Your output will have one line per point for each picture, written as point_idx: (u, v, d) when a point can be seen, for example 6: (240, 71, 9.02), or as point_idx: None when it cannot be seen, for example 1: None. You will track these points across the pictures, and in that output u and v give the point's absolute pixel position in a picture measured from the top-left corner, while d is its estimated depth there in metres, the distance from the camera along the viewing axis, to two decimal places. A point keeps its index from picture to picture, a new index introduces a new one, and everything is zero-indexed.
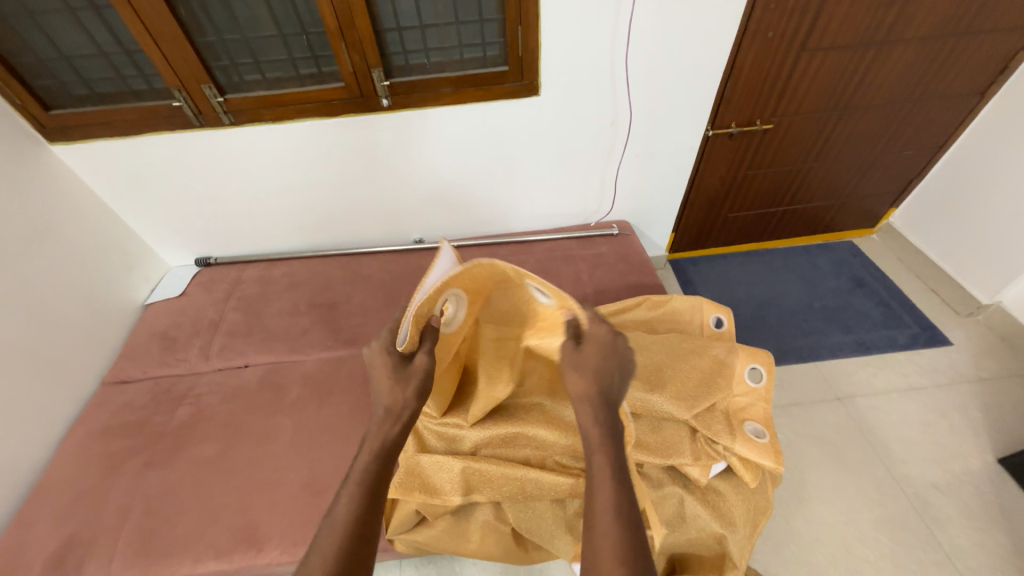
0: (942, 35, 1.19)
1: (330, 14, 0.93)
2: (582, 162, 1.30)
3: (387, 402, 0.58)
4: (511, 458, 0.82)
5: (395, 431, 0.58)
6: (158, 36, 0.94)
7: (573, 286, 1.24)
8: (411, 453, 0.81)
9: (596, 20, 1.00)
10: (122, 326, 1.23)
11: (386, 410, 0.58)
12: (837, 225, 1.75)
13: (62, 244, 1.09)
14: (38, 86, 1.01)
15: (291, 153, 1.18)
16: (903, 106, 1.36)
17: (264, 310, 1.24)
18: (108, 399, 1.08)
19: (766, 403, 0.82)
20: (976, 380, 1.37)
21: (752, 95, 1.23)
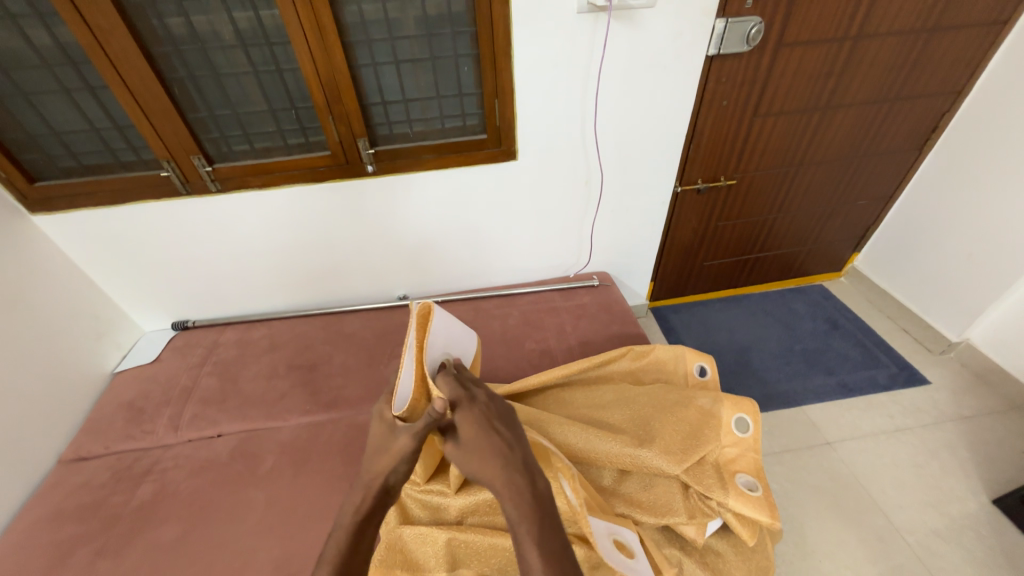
0: (876, 101, 1.33)
1: (318, 90, 1.00)
2: (560, 218, 1.36)
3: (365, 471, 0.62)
4: (499, 526, 0.78)
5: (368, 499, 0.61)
6: (150, 113, 0.98)
7: (557, 338, 1.24)
8: (393, 525, 0.78)
9: (567, 93, 1.10)
10: (87, 396, 1.18)
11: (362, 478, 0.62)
12: (807, 270, 1.83)
13: (32, 314, 1.07)
14: (25, 160, 1.02)
15: (276, 217, 1.20)
16: (852, 161, 1.48)
17: (241, 375, 1.20)
18: (63, 479, 1.01)
19: (756, 453, 0.81)
20: (958, 418, 1.38)
21: (714, 155, 1.33)
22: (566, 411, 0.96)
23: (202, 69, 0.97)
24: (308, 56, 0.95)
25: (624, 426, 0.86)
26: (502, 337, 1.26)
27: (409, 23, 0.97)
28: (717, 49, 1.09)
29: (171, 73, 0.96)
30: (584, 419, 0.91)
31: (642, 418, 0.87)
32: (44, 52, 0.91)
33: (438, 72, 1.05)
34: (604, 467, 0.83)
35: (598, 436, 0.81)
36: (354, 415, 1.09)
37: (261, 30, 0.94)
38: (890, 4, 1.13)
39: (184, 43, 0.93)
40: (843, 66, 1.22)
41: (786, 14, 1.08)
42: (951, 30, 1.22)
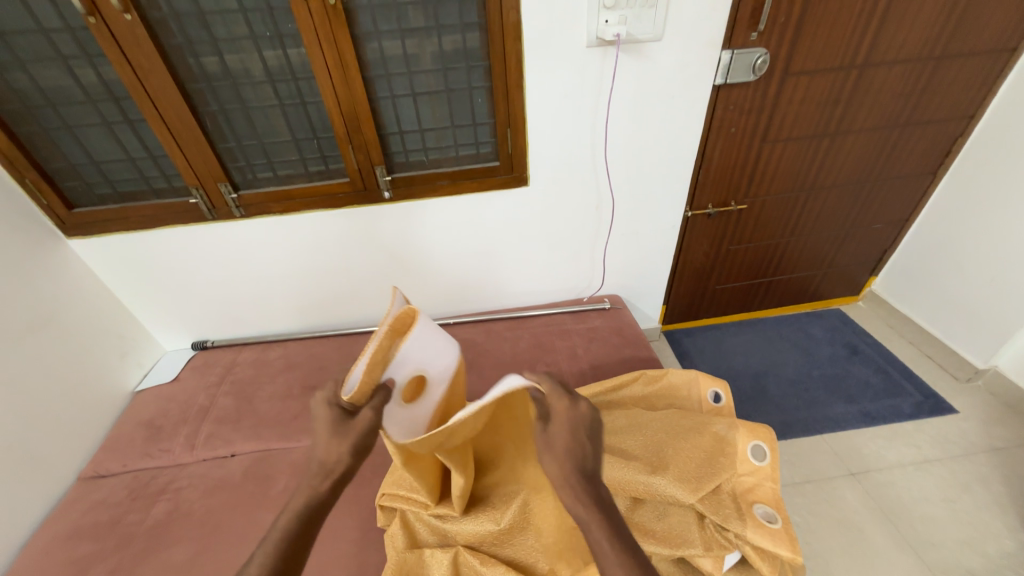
0: (885, 126, 1.34)
1: (339, 121, 1.05)
2: (571, 242, 1.38)
3: (320, 455, 0.57)
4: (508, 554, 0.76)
5: (324, 488, 0.56)
6: (183, 143, 1.04)
7: (568, 361, 1.24)
8: (400, 548, 0.76)
9: (578, 123, 1.13)
10: (109, 415, 1.21)
11: (319, 463, 0.57)
12: (823, 294, 1.80)
13: (62, 333, 1.11)
14: (65, 187, 1.09)
15: (295, 241, 1.24)
16: (864, 185, 1.48)
17: (256, 395, 1.22)
18: (80, 498, 1.02)
19: (774, 482, 0.78)
20: (991, 450, 1.32)
21: (724, 180, 1.35)
22: None
23: (232, 103, 1.03)
24: (331, 90, 1.01)
25: (636, 452, 0.84)
26: (514, 360, 1.26)
27: (426, 58, 1.02)
28: (723, 79, 1.12)
29: (204, 107, 1.02)
30: None
31: (655, 444, 0.85)
32: (90, 89, 0.98)
33: (453, 103, 1.09)
34: (616, 494, 0.80)
35: (610, 461, 0.80)
36: None
37: (288, 67, 1.00)
38: (895, 33, 1.15)
39: (217, 80, 1.00)
40: (851, 92, 1.24)
41: (791, 45, 1.11)
42: (958, 57, 1.23)
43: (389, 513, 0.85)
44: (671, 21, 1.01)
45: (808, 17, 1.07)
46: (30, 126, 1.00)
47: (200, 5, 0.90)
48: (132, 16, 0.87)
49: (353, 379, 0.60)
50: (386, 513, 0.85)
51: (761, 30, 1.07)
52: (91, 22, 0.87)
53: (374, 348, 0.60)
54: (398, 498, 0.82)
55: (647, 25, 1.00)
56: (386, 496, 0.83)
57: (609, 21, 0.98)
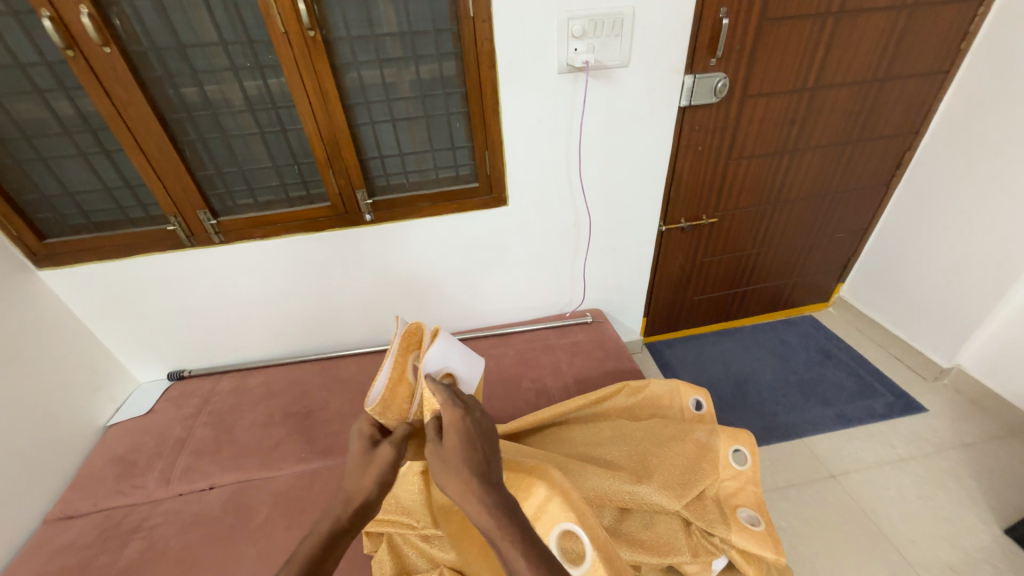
0: (840, 142, 1.43)
1: (320, 147, 1.07)
2: (552, 259, 1.41)
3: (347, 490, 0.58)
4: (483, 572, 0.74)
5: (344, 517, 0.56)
6: (161, 171, 1.04)
7: (553, 375, 1.25)
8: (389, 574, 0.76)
9: (554, 144, 1.18)
10: (78, 452, 1.15)
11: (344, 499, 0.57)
12: (795, 301, 1.87)
13: (30, 368, 1.07)
14: (37, 218, 1.07)
15: (276, 266, 1.24)
16: (825, 197, 1.56)
17: (236, 424, 1.19)
18: (47, 541, 0.97)
19: (756, 486, 0.81)
20: (960, 446, 1.38)
21: (695, 195, 1.41)
22: (563, 450, 0.94)
23: (211, 132, 1.04)
24: (312, 118, 1.03)
25: (622, 462, 0.85)
26: (500, 377, 1.26)
27: (404, 86, 1.06)
28: (688, 101, 1.19)
29: (183, 136, 1.03)
30: (583, 457, 0.89)
31: (640, 454, 0.86)
32: (66, 120, 0.98)
33: (432, 128, 1.13)
34: (604, 506, 0.80)
35: (596, 473, 0.80)
36: None
37: (269, 96, 1.02)
38: (841, 59, 1.25)
39: (197, 109, 1.01)
40: (806, 111, 1.32)
41: (748, 69, 1.19)
42: (899, 79, 1.34)
43: (376, 540, 0.84)
44: (637, 48, 1.08)
45: (761, 43, 1.15)
46: (2, 157, 0.99)
47: (179, 39, 0.92)
48: (110, 49, 0.88)
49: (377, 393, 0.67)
50: (372, 540, 0.84)
51: (720, 57, 1.14)
52: (69, 55, 0.88)
53: (393, 363, 0.70)
54: (384, 523, 0.81)
55: (615, 52, 1.06)
56: (370, 523, 0.82)
57: (579, 49, 1.04)
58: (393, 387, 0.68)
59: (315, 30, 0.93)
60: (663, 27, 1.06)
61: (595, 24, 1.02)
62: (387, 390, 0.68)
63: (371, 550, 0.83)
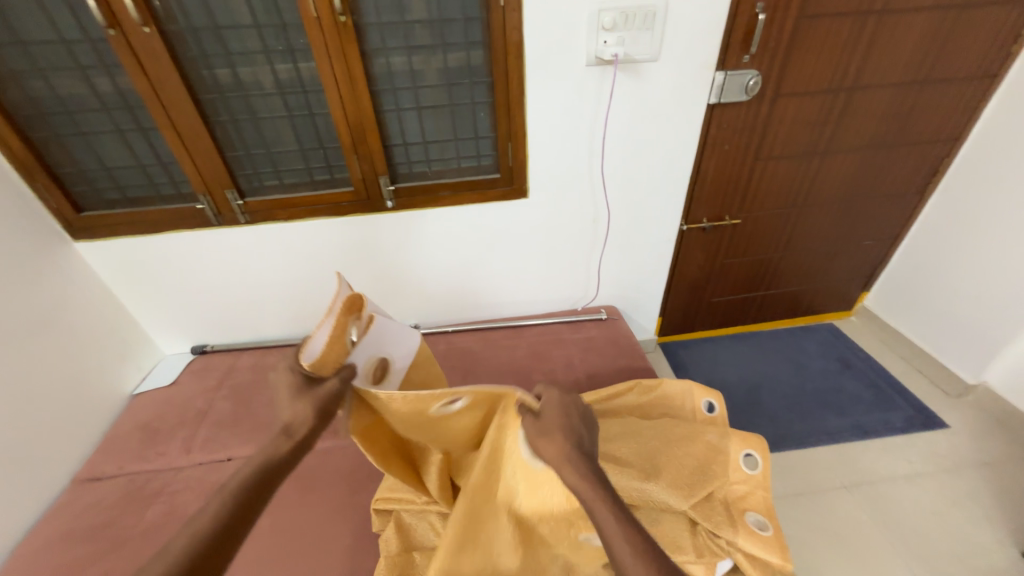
0: (874, 146, 1.38)
1: (346, 132, 1.08)
2: (570, 253, 1.41)
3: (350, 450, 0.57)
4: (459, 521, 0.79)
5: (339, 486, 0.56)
6: (192, 149, 1.07)
7: (565, 369, 1.26)
8: (394, 550, 0.78)
9: (578, 136, 1.17)
10: (106, 418, 1.21)
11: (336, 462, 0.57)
12: (816, 308, 1.83)
13: (64, 335, 1.12)
14: (75, 191, 1.11)
15: (298, 248, 1.27)
16: (854, 203, 1.52)
17: (254, 399, 1.23)
18: (75, 499, 1.02)
19: (766, 491, 0.79)
20: (980, 464, 1.34)
21: (718, 195, 1.38)
22: None
23: (242, 114, 1.06)
24: (339, 102, 1.04)
25: (629, 458, 0.84)
26: (511, 368, 1.27)
27: (431, 74, 1.06)
28: (717, 99, 1.16)
29: (215, 116, 1.06)
30: (592, 452, 0.89)
31: (649, 452, 0.85)
32: (105, 97, 1.01)
33: (456, 117, 1.13)
34: (611, 502, 0.80)
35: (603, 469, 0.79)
36: (362, 441, 1.11)
37: (299, 80, 1.03)
38: (881, 60, 1.20)
39: (229, 91, 1.03)
40: (840, 113, 1.28)
41: (782, 68, 1.16)
42: (942, 83, 1.28)
43: (385, 518, 0.86)
44: (668, 41, 1.06)
45: (798, 41, 1.12)
46: (44, 131, 1.02)
47: (215, 20, 0.94)
48: (150, 29, 0.91)
49: (312, 352, 0.62)
50: (381, 518, 0.86)
51: (753, 53, 1.11)
52: (111, 34, 0.90)
53: (334, 322, 0.64)
54: (392, 500, 0.83)
55: (644, 46, 1.04)
56: (381, 500, 0.84)
57: (608, 42, 1.02)
58: (334, 350, 0.63)
59: (347, 15, 0.94)
60: (696, 21, 1.03)
61: (627, 17, 1.00)
62: (326, 347, 0.63)
63: (379, 529, 0.85)
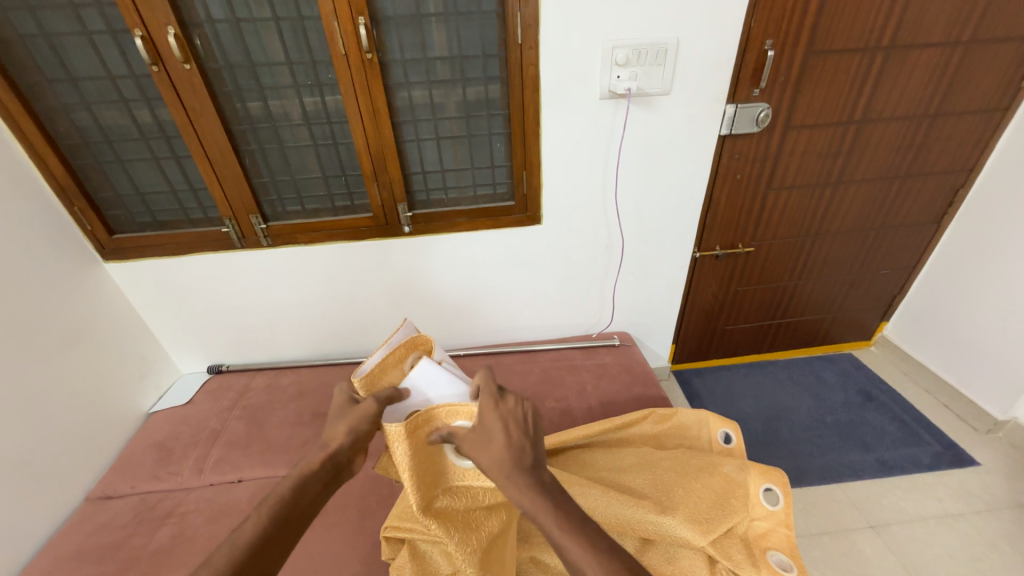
0: (888, 177, 1.39)
1: (368, 160, 1.13)
2: (582, 279, 1.41)
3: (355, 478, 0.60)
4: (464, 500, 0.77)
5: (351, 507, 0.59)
6: (222, 176, 1.12)
7: (577, 396, 1.24)
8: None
9: (592, 164, 1.19)
10: (121, 436, 1.22)
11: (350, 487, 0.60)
12: (835, 337, 1.79)
13: (89, 353, 1.15)
14: (109, 215, 1.17)
15: (316, 270, 1.30)
16: (870, 232, 1.51)
17: (267, 420, 1.23)
18: (87, 518, 1.03)
19: (788, 529, 0.76)
20: (1017, 506, 1.27)
21: (731, 223, 1.39)
22: (586, 472, 0.93)
23: (270, 143, 1.11)
24: (362, 133, 1.09)
25: (646, 491, 0.83)
26: (523, 395, 1.26)
27: (451, 106, 1.10)
28: (728, 130, 1.19)
29: (245, 145, 1.11)
30: (606, 482, 0.87)
31: (665, 484, 0.84)
32: (145, 127, 1.07)
33: (473, 147, 1.17)
34: (626, 534, 0.78)
35: (618, 499, 0.78)
36: (372, 465, 1.10)
37: (325, 112, 1.08)
38: (891, 93, 1.22)
39: (259, 122, 1.08)
40: (852, 144, 1.30)
41: (792, 100, 1.18)
42: (954, 115, 1.29)
43: (395, 547, 0.85)
44: (679, 77, 1.09)
45: (807, 76, 1.15)
46: (86, 158, 1.09)
47: (251, 58, 1.01)
48: (190, 65, 0.97)
49: (368, 368, 0.71)
50: (391, 546, 0.85)
51: (763, 87, 1.14)
52: (155, 70, 0.97)
53: (391, 351, 0.74)
54: (403, 529, 0.82)
55: (656, 80, 1.08)
56: (389, 528, 0.83)
57: (620, 77, 1.06)
58: (384, 368, 0.72)
59: (373, 52, 0.99)
60: (705, 59, 1.07)
61: (639, 53, 1.04)
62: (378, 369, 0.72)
63: (390, 557, 0.84)
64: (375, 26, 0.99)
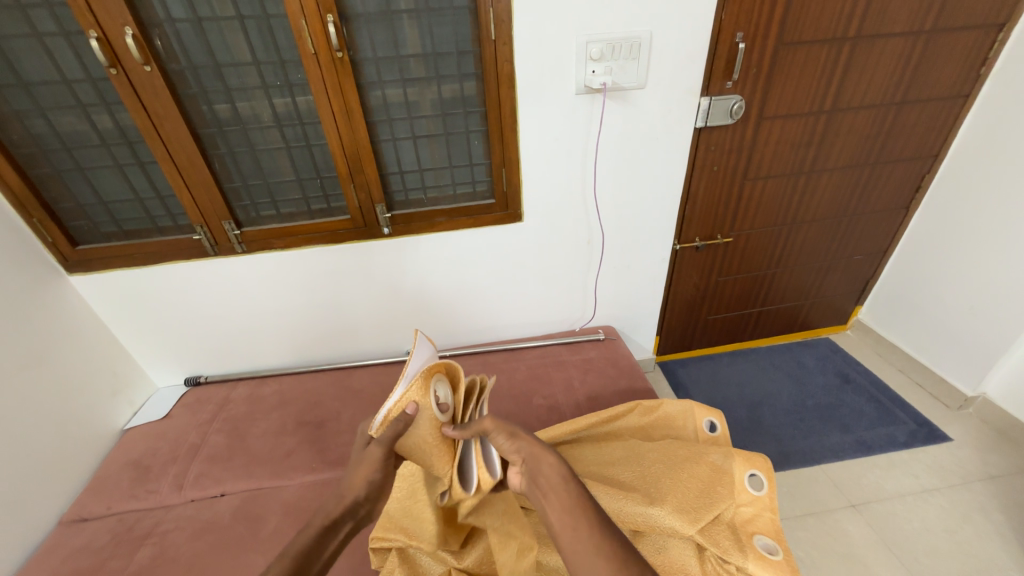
0: (858, 165, 1.43)
1: (343, 162, 1.10)
2: (566, 274, 1.41)
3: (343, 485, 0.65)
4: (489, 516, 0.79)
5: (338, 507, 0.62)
6: (191, 182, 1.08)
7: (565, 392, 1.25)
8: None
9: (571, 159, 1.19)
10: (94, 456, 1.17)
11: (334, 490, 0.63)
12: (813, 323, 1.84)
13: (54, 371, 1.10)
14: (72, 226, 1.12)
15: (295, 276, 1.27)
16: (843, 219, 1.55)
17: (249, 431, 1.20)
18: (61, 543, 0.99)
19: (773, 513, 0.78)
20: (988, 478, 1.32)
21: (710, 215, 1.41)
22: (575, 468, 0.92)
23: (241, 146, 1.08)
24: (336, 133, 1.06)
25: (633, 483, 0.83)
26: (510, 393, 1.26)
27: (426, 104, 1.09)
28: (704, 122, 1.20)
29: (213, 149, 1.07)
30: (595, 476, 0.87)
31: (653, 475, 0.84)
32: (105, 133, 1.03)
33: (451, 145, 1.16)
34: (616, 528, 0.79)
35: (607, 493, 0.78)
36: None
37: (296, 113, 1.06)
38: (858, 83, 1.25)
39: (228, 125, 1.05)
40: (823, 133, 1.32)
41: (764, 93, 1.20)
42: (918, 103, 1.33)
43: (384, 554, 0.83)
44: (654, 71, 1.10)
45: (777, 67, 1.17)
46: (43, 167, 1.04)
47: (215, 58, 0.97)
48: (151, 67, 0.93)
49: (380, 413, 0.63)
50: (378, 555, 0.82)
51: (736, 79, 1.16)
52: (113, 73, 0.92)
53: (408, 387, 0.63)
54: (394, 537, 0.80)
55: (631, 75, 1.08)
56: (376, 540, 0.80)
57: (596, 71, 1.06)
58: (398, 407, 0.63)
59: (342, 51, 0.97)
60: (678, 52, 1.08)
61: (613, 48, 1.05)
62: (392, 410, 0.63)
63: (379, 566, 0.82)
64: (344, 24, 0.96)
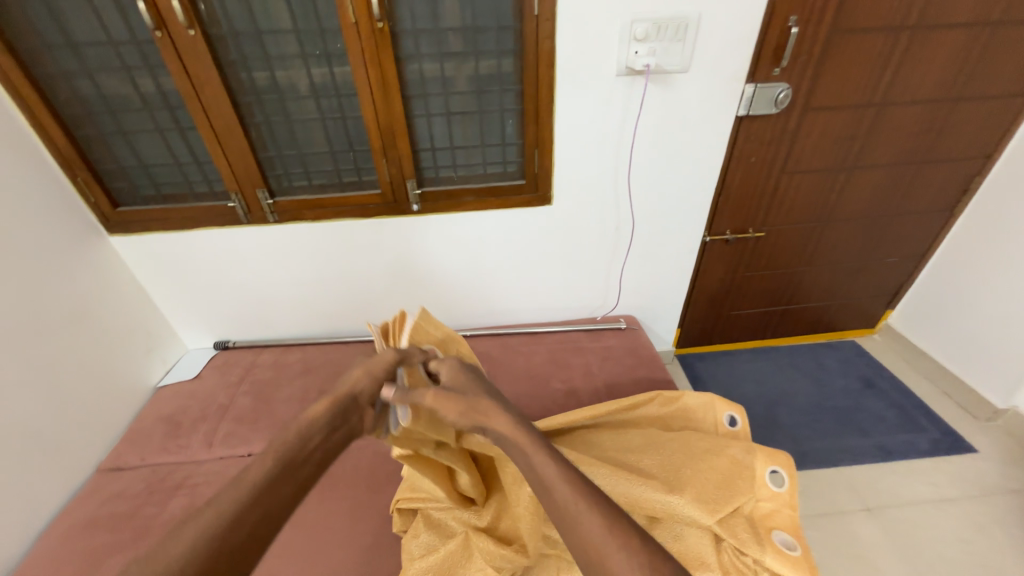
0: (903, 163, 1.37)
1: (376, 136, 1.10)
2: (591, 260, 1.40)
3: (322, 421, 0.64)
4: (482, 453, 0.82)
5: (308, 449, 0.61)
6: (227, 148, 1.09)
7: (583, 378, 1.25)
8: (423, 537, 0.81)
9: (605, 144, 1.17)
10: (129, 409, 1.23)
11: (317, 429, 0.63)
12: (839, 324, 1.80)
13: (96, 327, 1.14)
14: (113, 187, 1.15)
15: (324, 247, 1.28)
16: (881, 218, 1.50)
17: (274, 396, 1.24)
18: (100, 488, 1.04)
19: (792, 509, 0.78)
20: (1010, 492, 1.29)
21: (742, 209, 1.37)
22: (594, 452, 0.93)
23: (277, 115, 1.09)
24: (371, 106, 1.06)
25: (653, 471, 0.84)
26: (528, 375, 1.27)
27: (462, 80, 1.07)
28: (746, 110, 1.16)
29: (250, 117, 1.08)
30: (614, 462, 0.88)
31: (673, 464, 0.85)
32: (148, 97, 1.04)
33: (484, 123, 1.14)
34: (635, 513, 0.80)
35: (627, 479, 0.79)
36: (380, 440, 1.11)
37: (333, 84, 1.05)
38: (912, 76, 1.19)
39: (266, 93, 1.05)
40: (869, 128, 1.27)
41: (812, 82, 1.15)
42: (975, 100, 1.27)
43: (408, 518, 0.88)
44: (699, 54, 1.06)
45: (829, 56, 1.12)
46: (88, 127, 1.06)
47: (257, 25, 0.97)
48: (195, 31, 0.94)
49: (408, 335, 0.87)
50: (403, 518, 0.87)
51: (784, 66, 1.11)
52: (158, 36, 0.93)
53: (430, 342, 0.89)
54: (416, 500, 0.86)
55: (675, 57, 1.05)
56: (403, 500, 0.86)
57: (639, 52, 1.03)
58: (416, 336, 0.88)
59: (383, 22, 0.96)
60: (726, 34, 1.04)
61: (659, 28, 1.01)
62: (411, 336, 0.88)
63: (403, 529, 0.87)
64: None
